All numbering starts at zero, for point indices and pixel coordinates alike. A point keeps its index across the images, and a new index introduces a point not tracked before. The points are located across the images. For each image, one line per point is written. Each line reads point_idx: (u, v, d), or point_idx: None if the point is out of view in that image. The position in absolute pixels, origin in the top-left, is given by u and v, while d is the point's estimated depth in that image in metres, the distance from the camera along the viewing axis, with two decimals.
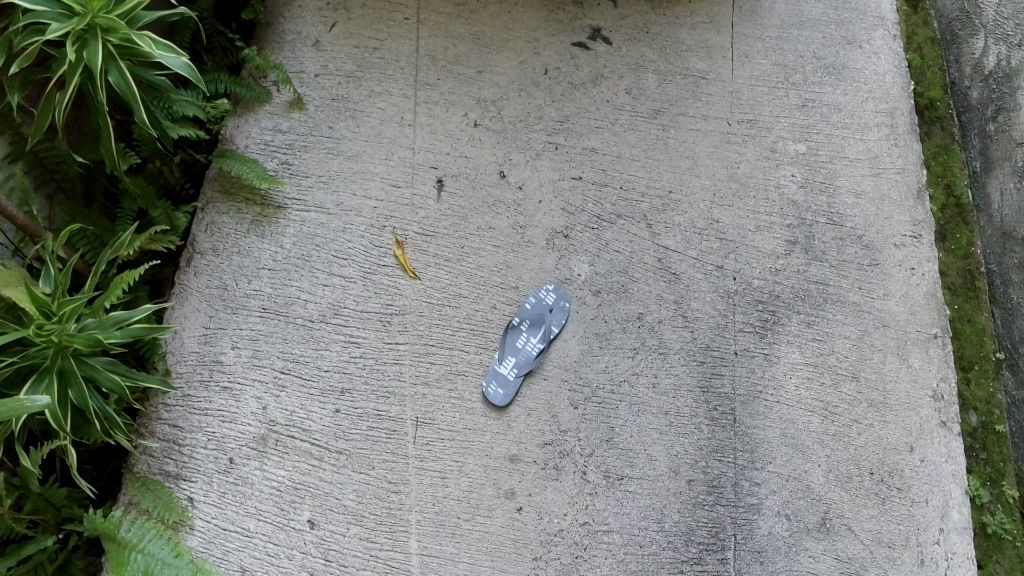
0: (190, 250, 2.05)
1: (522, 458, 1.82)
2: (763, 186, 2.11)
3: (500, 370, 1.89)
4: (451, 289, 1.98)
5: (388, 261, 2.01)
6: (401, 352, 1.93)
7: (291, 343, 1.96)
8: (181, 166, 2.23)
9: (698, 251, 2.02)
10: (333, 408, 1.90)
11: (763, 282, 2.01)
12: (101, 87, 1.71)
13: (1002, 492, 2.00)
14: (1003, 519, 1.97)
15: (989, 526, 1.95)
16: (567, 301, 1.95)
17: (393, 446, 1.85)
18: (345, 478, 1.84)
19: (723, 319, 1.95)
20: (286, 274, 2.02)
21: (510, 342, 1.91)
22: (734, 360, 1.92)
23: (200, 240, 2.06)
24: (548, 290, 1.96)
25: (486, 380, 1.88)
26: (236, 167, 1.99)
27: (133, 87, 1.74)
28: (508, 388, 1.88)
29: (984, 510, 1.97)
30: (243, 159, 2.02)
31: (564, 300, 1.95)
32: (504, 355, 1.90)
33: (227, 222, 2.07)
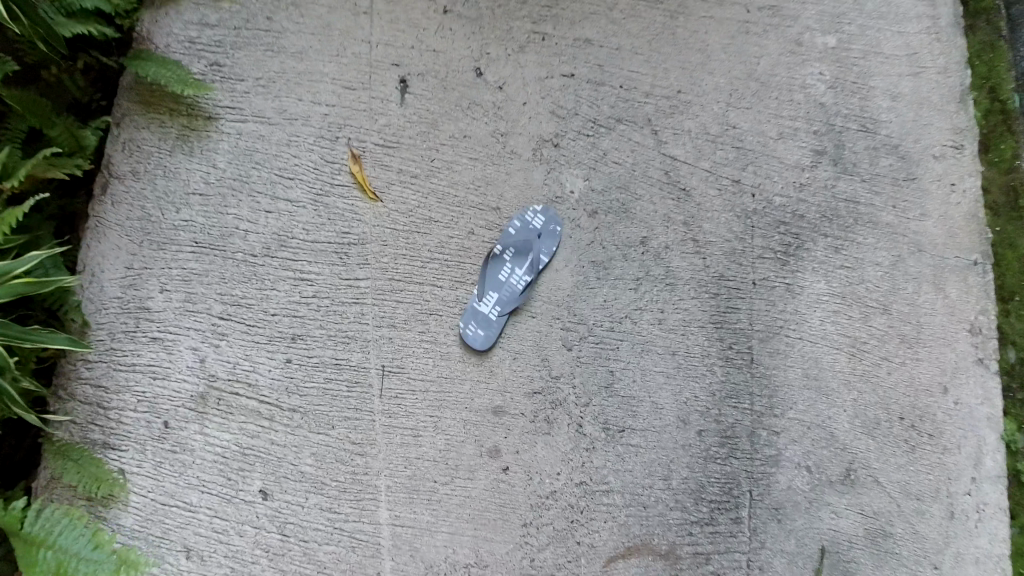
0: (106, 174, 1.70)
1: (508, 410, 1.56)
2: (787, 86, 1.79)
3: (480, 309, 1.60)
4: (420, 213, 1.65)
5: (342, 180, 1.67)
6: (362, 290, 1.63)
7: (232, 283, 1.65)
8: (89, 73, 1.83)
9: (711, 162, 1.71)
10: (283, 359, 1.61)
11: (786, 199, 1.71)
12: None
13: None
14: None
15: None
16: (558, 224, 1.65)
17: (355, 402, 1.58)
18: (301, 440, 1.58)
19: (740, 244, 1.67)
20: (221, 200, 1.69)
21: (492, 275, 1.61)
22: (752, 290, 1.65)
23: (116, 161, 1.71)
24: (535, 213, 1.65)
25: (465, 321, 1.60)
26: (153, 71, 1.62)
27: None
28: (490, 330, 1.59)
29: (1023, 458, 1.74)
30: (162, 61, 1.64)
31: (554, 223, 1.65)
32: (485, 291, 1.61)
33: (148, 139, 1.71)
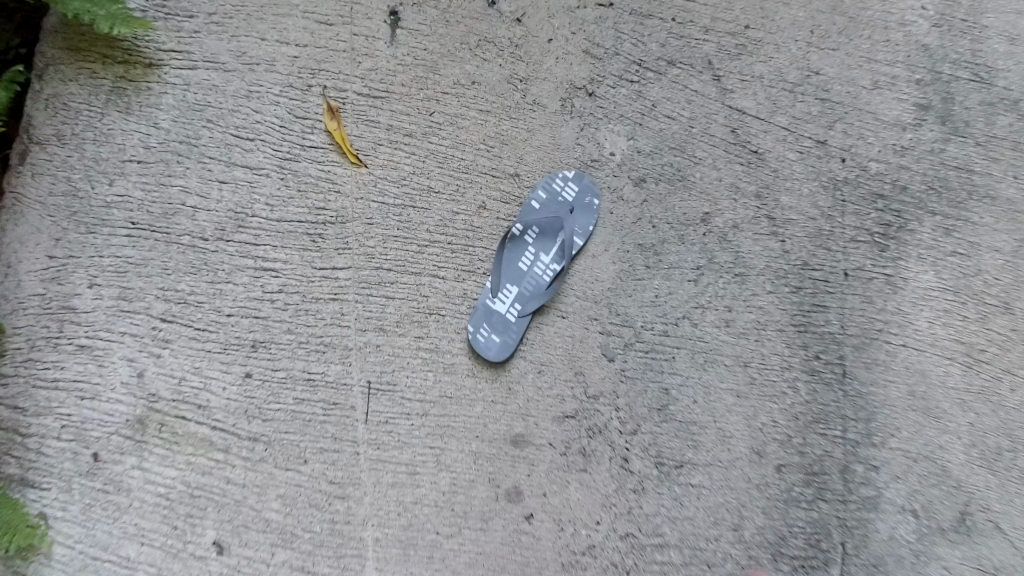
0: (26, 138, 1.34)
1: (532, 440, 1.20)
2: (881, 24, 1.41)
3: (495, 309, 1.24)
4: (417, 181, 1.28)
5: (316, 139, 1.29)
6: (341, 284, 1.26)
7: (178, 276, 1.29)
8: (10, 17, 1.47)
9: (790, 117, 1.34)
10: (242, 373, 1.25)
11: (883, 166, 1.34)
12: None
13: None
14: None
15: None
16: (596, 196, 1.27)
17: (333, 429, 1.23)
18: (265, 478, 1.23)
19: (827, 222, 1.30)
20: (165, 168, 1.31)
21: (510, 264, 1.25)
22: (844, 284, 1.28)
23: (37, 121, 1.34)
24: (564, 181, 1.28)
25: (475, 324, 1.24)
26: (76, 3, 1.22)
27: None
28: (509, 335, 1.23)
29: None
30: None
31: (590, 195, 1.27)
32: (501, 284, 1.25)
33: (77, 95, 1.34)
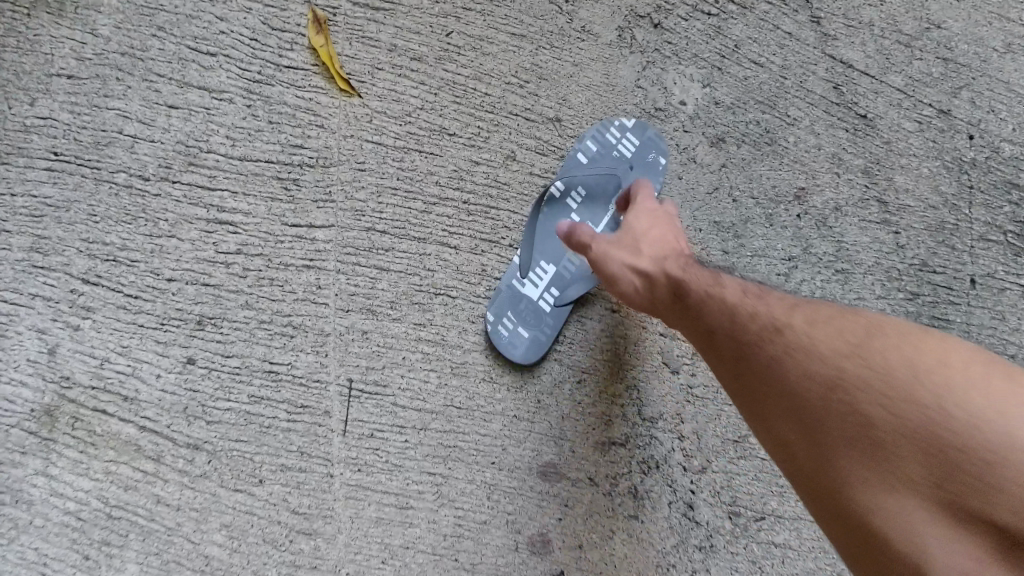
0: None
1: (563, 469, 0.92)
2: None
3: (525, 295, 0.95)
4: (429, 122, 0.99)
5: (296, 58, 1.00)
6: (319, 248, 0.96)
7: (107, 227, 0.97)
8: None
9: (906, 77, 1.05)
10: (182, 357, 0.95)
11: (1018, 150, 1.06)
12: None
13: None
14: None
15: None
16: (664, 150, 0.97)
17: (299, 442, 0.92)
18: (205, 501, 0.92)
19: (951, 214, 1.02)
20: (99, 85, 1.00)
21: (547, 236, 0.96)
22: (972, 295, 1.01)
23: None
24: (621, 131, 0.97)
25: (496, 313, 0.94)
26: None
27: None
28: (541, 330, 0.94)
29: None
30: None
31: (655, 151, 0.97)
32: (534, 262, 0.95)
33: None
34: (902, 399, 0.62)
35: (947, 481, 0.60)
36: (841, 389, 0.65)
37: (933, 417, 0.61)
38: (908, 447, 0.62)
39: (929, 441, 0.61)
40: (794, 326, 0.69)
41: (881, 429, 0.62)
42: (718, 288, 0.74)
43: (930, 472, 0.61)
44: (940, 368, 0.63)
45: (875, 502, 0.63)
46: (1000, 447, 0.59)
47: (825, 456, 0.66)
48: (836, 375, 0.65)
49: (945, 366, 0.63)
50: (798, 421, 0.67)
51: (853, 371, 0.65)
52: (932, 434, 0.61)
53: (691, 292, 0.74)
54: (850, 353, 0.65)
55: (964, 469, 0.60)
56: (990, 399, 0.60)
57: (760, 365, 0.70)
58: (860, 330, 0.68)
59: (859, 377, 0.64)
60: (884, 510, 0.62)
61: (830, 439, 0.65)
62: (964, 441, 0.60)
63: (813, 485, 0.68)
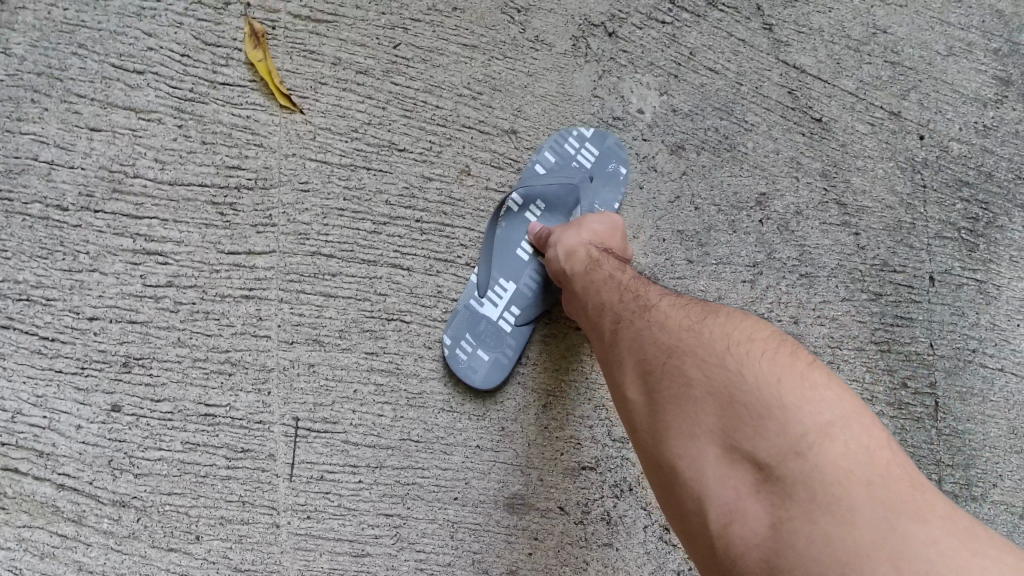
0: None
1: (534, 501, 0.86)
2: None
3: (484, 315, 0.89)
4: (377, 137, 0.93)
5: (233, 75, 0.93)
6: (259, 276, 0.89)
7: (20, 262, 0.87)
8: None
9: (857, 81, 1.05)
10: (107, 404, 0.85)
11: (967, 149, 1.08)
12: None
13: None
14: None
15: None
16: (623, 161, 0.95)
17: (240, 490, 0.83)
18: (134, 565, 0.82)
19: (907, 214, 1.02)
20: (12, 108, 0.90)
21: (505, 251, 0.91)
22: (933, 293, 1.01)
23: None
24: (579, 141, 0.95)
25: (454, 336, 0.88)
26: None
27: None
28: (502, 351, 0.88)
29: None
30: None
31: (613, 160, 0.94)
32: (492, 279, 0.90)
33: None
34: (713, 356, 0.60)
35: (734, 432, 0.56)
36: (674, 350, 0.63)
37: (738, 375, 0.58)
38: (712, 402, 0.58)
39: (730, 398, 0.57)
40: (656, 302, 0.70)
41: (691, 383, 0.60)
42: (608, 274, 0.76)
43: (723, 424, 0.57)
44: (753, 340, 0.60)
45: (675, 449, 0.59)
46: (787, 406, 0.55)
47: (646, 409, 0.64)
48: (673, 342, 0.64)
49: (760, 342, 0.60)
50: (632, 379, 0.66)
51: (687, 336, 0.63)
52: (727, 387, 0.58)
53: (598, 272, 0.77)
54: (685, 327, 0.64)
55: (753, 422, 0.55)
56: (794, 370, 0.57)
57: (615, 330, 0.70)
58: (706, 309, 0.67)
59: (692, 345, 0.62)
60: (683, 457, 0.59)
61: (655, 398, 0.63)
62: (756, 394, 0.56)
63: (636, 442, 0.65)
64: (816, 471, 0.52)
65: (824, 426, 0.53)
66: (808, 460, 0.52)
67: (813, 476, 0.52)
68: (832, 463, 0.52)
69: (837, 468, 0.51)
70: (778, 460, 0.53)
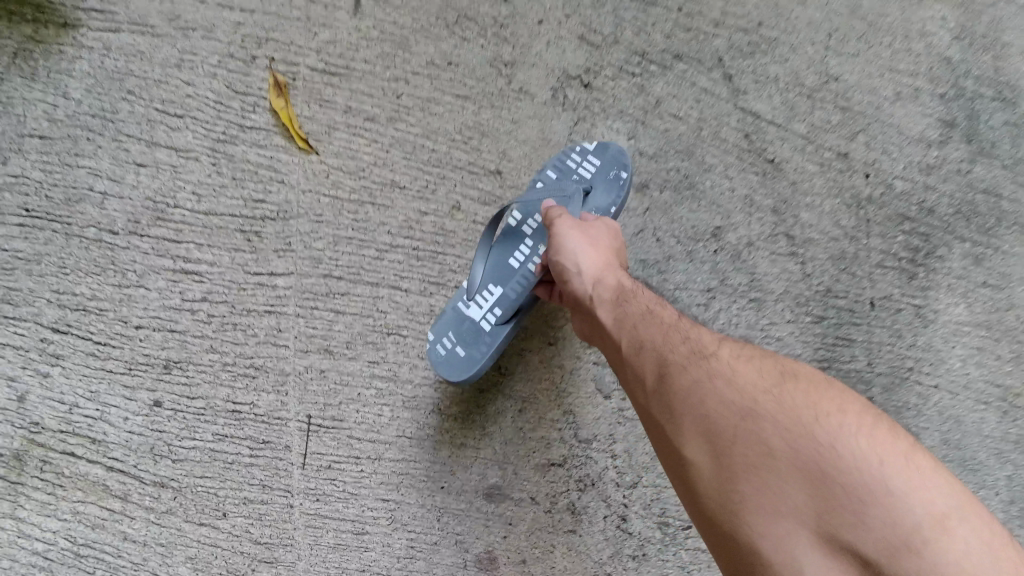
0: None
1: (509, 492, 1.00)
2: (904, 30, 1.27)
3: (468, 316, 0.98)
4: (381, 176, 1.08)
5: (257, 120, 1.09)
6: (279, 294, 1.04)
7: (76, 277, 1.07)
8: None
9: (809, 125, 1.17)
10: (149, 401, 1.02)
11: (911, 186, 1.20)
12: None
13: None
14: None
15: None
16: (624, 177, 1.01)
17: (260, 475, 0.99)
18: (170, 535, 0.99)
19: (850, 245, 1.14)
20: (71, 145, 1.12)
21: (497, 260, 0.99)
22: (872, 316, 1.13)
23: None
24: (581, 153, 1.03)
25: (437, 333, 0.99)
26: None
27: None
28: (477, 350, 0.98)
29: None
30: None
31: (612, 171, 1.02)
32: (481, 284, 0.98)
33: None
34: (804, 432, 0.66)
35: (832, 514, 0.62)
36: (752, 418, 0.69)
37: (834, 455, 0.64)
38: (804, 479, 0.64)
39: (824, 478, 0.63)
40: (719, 357, 0.75)
41: (778, 457, 0.66)
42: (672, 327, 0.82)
43: (818, 504, 0.63)
44: (842, 413, 0.67)
45: (760, 524, 0.64)
46: (889, 492, 0.61)
47: (716, 477, 0.68)
48: (753, 411, 0.69)
49: (850, 414, 0.67)
50: (696, 438, 0.71)
51: (769, 405, 0.69)
52: (820, 467, 0.64)
53: (656, 321, 0.82)
54: (765, 394, 0.70)
55: (855, 506, 0.61)
56: (893, 451, 0.63)
57: (674, 384, 0.74)
58: (779, 374, 0.73)
59: (775, 416, 0.68)
60: (770, 534, 0.64)
61: (730, 466, 0.68)
62: (854, 477, 0.62)
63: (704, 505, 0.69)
64: (930, 564, 0.58)
65: (932, 515, 0.60)
66: (922, 552, 0.59)
67: (925, 566, 0.58)
68: (937, 552, 0.59)
69: (945, 556, 0.58)
70: (881, 545, 0.60)
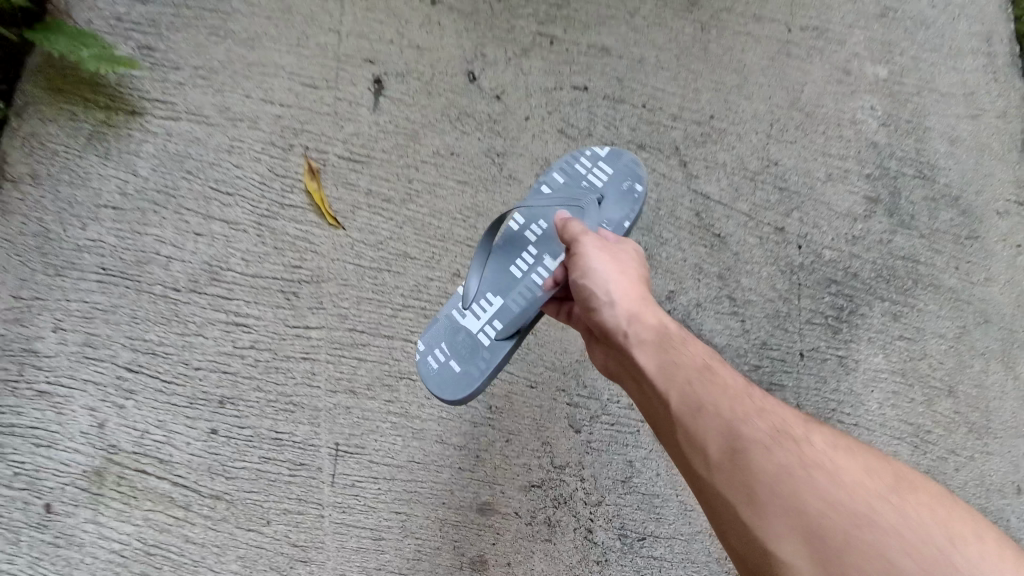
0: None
1: (497, 508, 1.23)
2: (836, 119, 1.52)
3: (464, 322, 1.18)
4: (395, 247, 1.32)
5: (294, 199, 1.34)
6: (313, 343, 1.28)
7: (146, 326, 1.31)
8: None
9: (750, 204, 1.41)
10: (207, 429, 1.25)
11: (838, 254, 1.43)
12: None
13: None
14: None
15: None
16: (638, 193, 1.23)
17: (298, 491, 1.22)
18: (225, 538, 1.21)
19: (784, 305, 1.38)
20: (139, 216, 1.36)
21: (496, 271, 1.20)
22: (801, 364, 1.36)
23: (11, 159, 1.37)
24: (602, 158, 1.27)
25: (437, 338, 1.18)
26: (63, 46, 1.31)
27: None
28: (472, 358, 1.17)
29: None
30: (75, 33, 1.34)
31: (624, 180, 1.25)
32: (478, 294, 1.19)
33: (54, 135, 1.39)
34: (906, 534, 0.77)
35: None
36: (857, 515, 0.78)
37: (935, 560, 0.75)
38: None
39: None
40: (803, 445, 0.86)
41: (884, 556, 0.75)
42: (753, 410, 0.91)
43: None
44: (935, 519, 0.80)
45: None
46: None
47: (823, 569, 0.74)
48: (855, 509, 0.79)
49: (941, 519, 0.80)
50: (787, 524, 0.78)
51: (869, 505, 0.79)
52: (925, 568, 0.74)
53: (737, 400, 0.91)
54: (862, 494, 0.81)
55: None
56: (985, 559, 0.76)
57: (764, 468, 0.82)
58: (860, 467, 0.86)
59: (875, 515, 0.78)
60: None
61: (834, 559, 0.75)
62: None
63: None
64: None
65: None
66: None
67: None
68: None
69: None
70: None
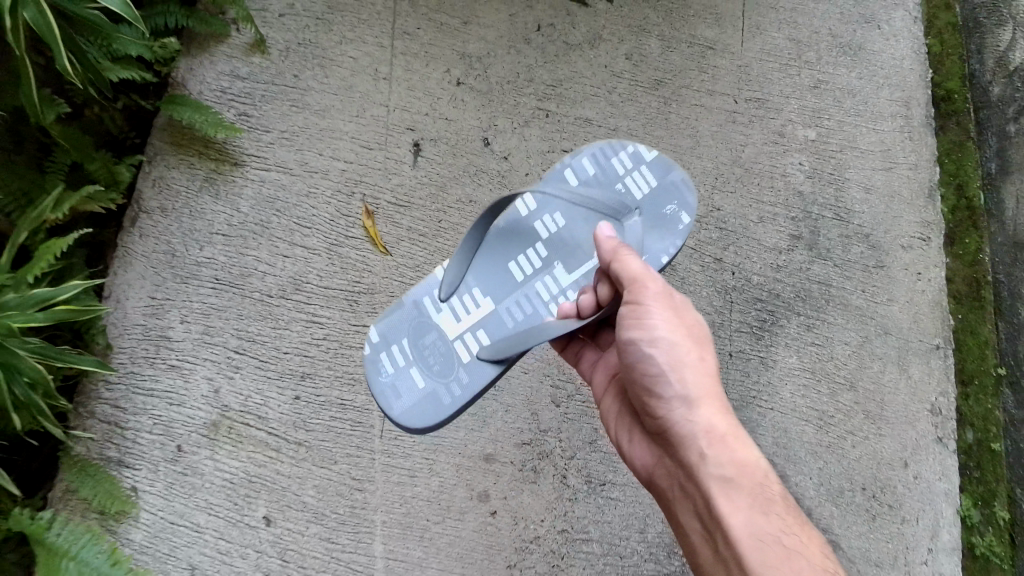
0: (136, 208, 1.86)
1: (498, 458, 1.70)
2: (769, 173, 1.97)
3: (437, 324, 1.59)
4: (427, 269, 1.83)
5: (356, 232, 1.86)
6: None
7: (247, 321, 1.80)
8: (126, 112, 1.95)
9: (696, 241, 1.88)
10: (293, 395, 1.75)
11: (763, 278, 1.88)
12: (15, 27, 1.40)
13: (993, 513, 1.81)
14: (992, 541, 1.78)
15: (977, 547, 1.77)
16: (681, 224, 1.61)
17: (357, 440, 1.72)
18: (305, 472, 1.70)
19: (719, 317, 1.84)
20: (242, 241, 1.85)
21: (484, 275, 1.63)
22: (729, 362, 1.82)
23: (146, 197, 1.87)
24: (649, 174, 1.66)
25: (407, 334, 1.59)
26: (188, 114, 1.80)
27: (53, 26, 1.42)
28: (435, 358, 1.57)
29: (974, 531, 1.79)
30: (197, 105, 1.82)
31: (665, 204, 1.64)
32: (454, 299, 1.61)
33: (178, 179, 1.88)
34: None
35: None
36: None
37: None
38: None
39: None
40: None
41: None
42: None
43: None
44: None
45: None
46: None
47: None
48: None
49: None
50: None
51: None
52: None
53: None
54: None
55: None
56: None
57: None
58: None
59: None
60: None
61: None
62: None
63: None
64: None
65: None
66: None
67: None
68: None
69: None
70: None
